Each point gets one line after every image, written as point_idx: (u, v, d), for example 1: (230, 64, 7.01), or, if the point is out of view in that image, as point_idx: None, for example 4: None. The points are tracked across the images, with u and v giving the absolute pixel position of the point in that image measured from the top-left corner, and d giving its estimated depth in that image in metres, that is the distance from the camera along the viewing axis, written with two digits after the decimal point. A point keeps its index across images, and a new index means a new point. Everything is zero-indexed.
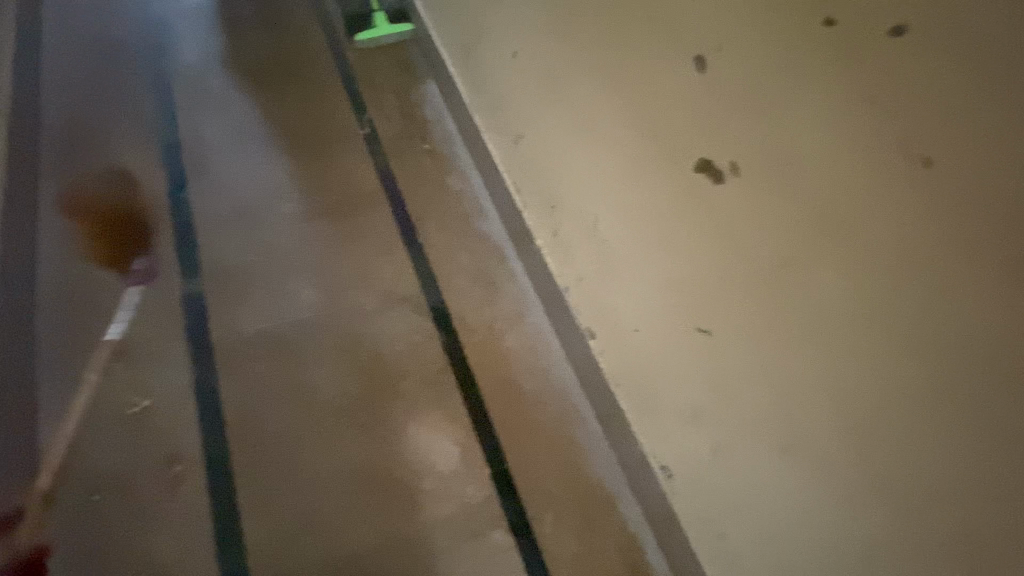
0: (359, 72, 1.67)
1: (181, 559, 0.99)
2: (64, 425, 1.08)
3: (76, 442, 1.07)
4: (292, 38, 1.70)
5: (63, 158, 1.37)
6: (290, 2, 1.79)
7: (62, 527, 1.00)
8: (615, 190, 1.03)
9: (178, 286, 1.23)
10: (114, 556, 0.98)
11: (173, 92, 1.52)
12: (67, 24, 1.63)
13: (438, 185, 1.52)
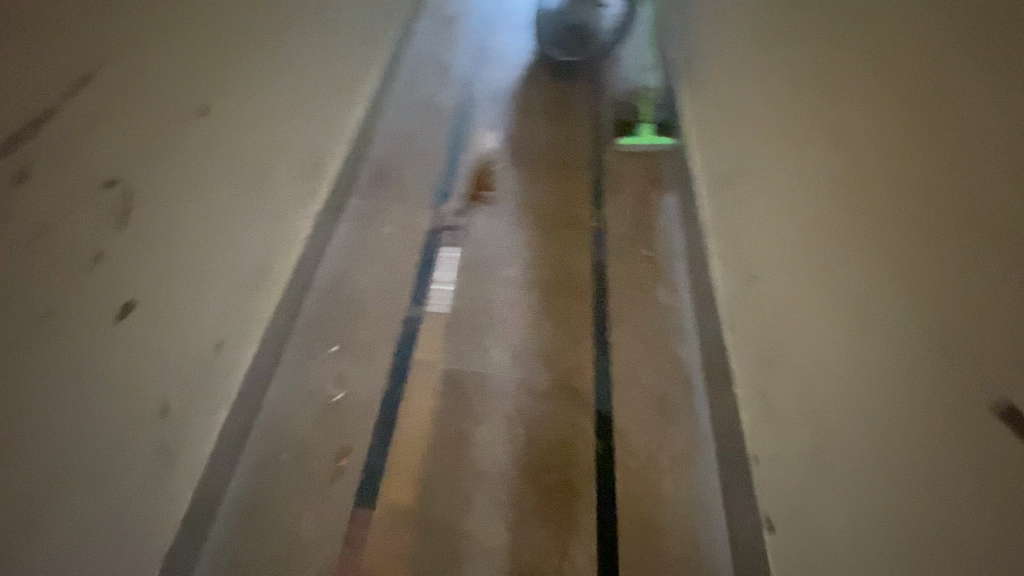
0: (612, 171, 1.80)
1: (311, 547, 1.08)
2: (287, 386, 1.29)
3: (288, 403, 1.26)
4: (564, 130, 1.92)
5: (373, 179, 1.73)
6: (575, 100, 2.04)
7: (248, 470, 1.16)
8: (842, 378, 0.81)
9: (405, 310, 1.44)
10: (270, 515, 1.11)
11: (460, 154, 1.83)
12: (414, 76, 2.06)
13: (648, 293, 1.50)
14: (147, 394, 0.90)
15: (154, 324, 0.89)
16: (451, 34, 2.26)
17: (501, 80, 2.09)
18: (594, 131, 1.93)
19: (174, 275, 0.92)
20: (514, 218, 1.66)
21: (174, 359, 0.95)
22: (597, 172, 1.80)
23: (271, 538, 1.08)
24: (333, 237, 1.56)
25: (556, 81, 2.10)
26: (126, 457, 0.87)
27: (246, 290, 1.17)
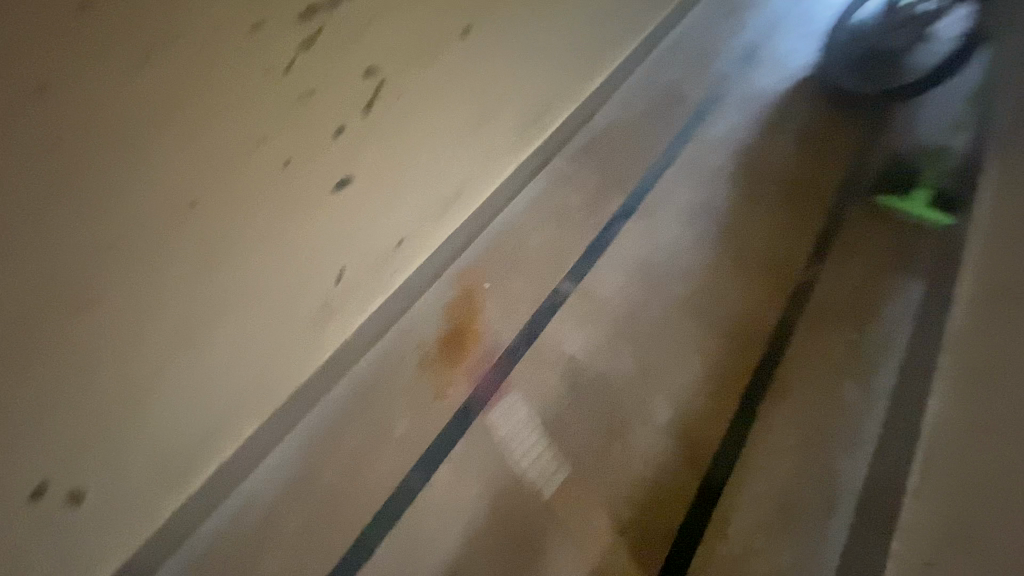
0: (849, 230, 1.51)
1: (388, 454, 1.12)
2: (426, 304, 1.31)
3: (421, 318, 1.28)
4: (811, 166, 1.66)
5: (587, 145, 1.62)
6: (836, 136, 1.73)
7: (367, 362, 1.22)
8: None
9: (560, 280, 1.37)
10: (367, 409, 1.16)
11: (683, 150, 1.67)
12: (670, 52, 1.88)
13: (829, 380, 1.25)
14: (326, 260, 1.00)
15: (362, 203, 1.01)
16: (731, 21, 2.02)
17: (763, 87, 1.85)
18: (850, 178, 1.63)
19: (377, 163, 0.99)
20: (710, 237, 1.49)
21: (358, 239, 1.05)
22: (830, 225, 1.53)
23: (360, 427, 1.14)
24: (528, 184, 1.51)
25: (827, 109, 1.80)
26: (298, 301, 0.99)
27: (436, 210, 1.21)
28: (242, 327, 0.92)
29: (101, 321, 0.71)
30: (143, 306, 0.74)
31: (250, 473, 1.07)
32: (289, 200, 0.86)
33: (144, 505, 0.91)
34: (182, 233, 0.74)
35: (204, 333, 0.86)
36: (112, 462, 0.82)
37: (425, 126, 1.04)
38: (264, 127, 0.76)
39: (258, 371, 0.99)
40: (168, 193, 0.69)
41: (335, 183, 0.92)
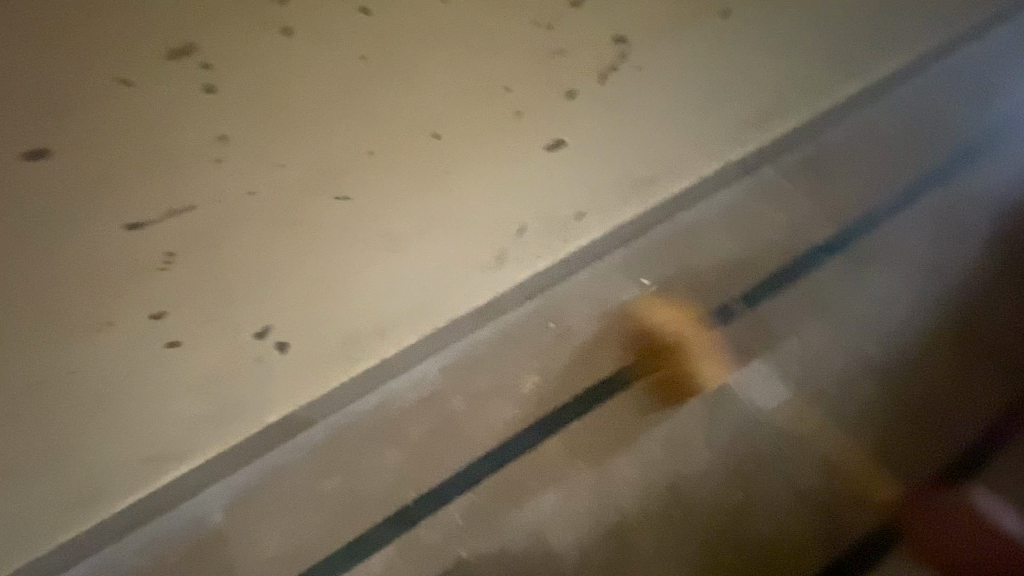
0: None
1: (512, 405, 1.16)
2: (582, 280, 1.29)
3: (575, 292, 1.28)
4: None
5: (810, 159, 1.41)
6: None
7: (514, 317, 1.25)
8: None
9: (729, 297, 1.26)
10: (502, 358, 1.21)
11: (932, 193, 1.38)
12: (955, 70, 1.53)
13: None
14: (513, 213, 0.95)
15: (571, 169, 0.96)
16: None
17: None
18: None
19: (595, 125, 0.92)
20: (935, 306, 1.23)
21: (552, 200, 0.99)
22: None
23: (492, 372, 1.20)
24: (729, 186, 1.37)
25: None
26: (473, 250, 0.98)
27: (627, 188, 1.09)
28: (428, 257, 0.92)
29: (344, 210, 0.77)
30: (366, 222, 0.81)
31: (399, 376, 1.18)
32: (514, 143, 0.86)
33: (318, 376, 0.99)
34: (422, 160, 0.79)
35: (399, 250, 0.88)
36: (314, 329, 0.90)
37: (655, 103, 0.96)
38: (507, 80, 0.79)
39: (425, 296, 0.99)
40: (419, 116, 0.75)
41: (548, 141, 0.89)
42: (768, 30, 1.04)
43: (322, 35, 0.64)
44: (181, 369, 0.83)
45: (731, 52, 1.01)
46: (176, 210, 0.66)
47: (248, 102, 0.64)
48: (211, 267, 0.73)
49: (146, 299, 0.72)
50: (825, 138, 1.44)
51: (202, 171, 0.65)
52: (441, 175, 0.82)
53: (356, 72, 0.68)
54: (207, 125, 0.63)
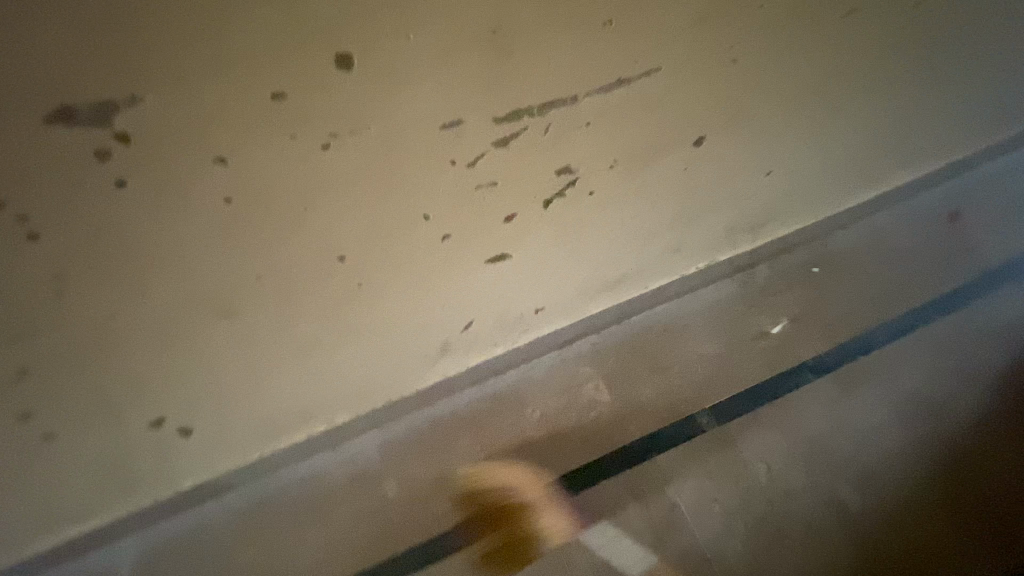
0: None
1: (446, 498, 1.09)
2: (544, 365, 1.22)
3: (534, 378, 1.21)
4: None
5: (808, 264, 1.32)
6: None
7: (469, 396, 1.18)
8: None
9: (698, 409, 1.17)
10: (446, 443, 1.14)
11: (944, 317, 1.25)
12: (989, 184, 1.40)
13: None
14: (455, 312, 0.89)
15: (526, 274, 0.89)
16: None
17: None
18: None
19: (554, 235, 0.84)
20: (931, 452, 1.10)
21: (498, 300, 0.92)
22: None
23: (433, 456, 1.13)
24: (712, 284, 1.30)
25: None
26: (415, 342, 0.92)
27: (592, 289, 1.03)
28: (357, 352, 0.87)
29: (261, 317, 0.74)
30: (287, 320, 0.76)
31: (337, 446, 1.12)
32: (450, 253, 0.78)
33: (231, 454, 0.94)
34: (332, 277, 0.74)
35: (329, 348, 0.83)
36: (224, 417, 0.86)
37: (627, 219, 0.89)
38: (426, 209, 0.71)
39: (350, 386, 0.93)
40: (316, 247, 0.69)
41: (489, 256, 0.82)
42: (775, 149, 0.93)
43: (167, 184, 0.57)
44: (69, 459, 0.79)
45: (733, 168, 0.91)
46: (16, 339, 0.62)
47: (92, 246, 0.58)
48: (85, 375, 0.70)
49: (15, 403, 0.69)
50: (825, 244, 1.34)
51: (44, 307, 0.61)
52: (352, 289, 0.76)
53: (268, 204, 0.63)
54: (39, 268, 0.57)
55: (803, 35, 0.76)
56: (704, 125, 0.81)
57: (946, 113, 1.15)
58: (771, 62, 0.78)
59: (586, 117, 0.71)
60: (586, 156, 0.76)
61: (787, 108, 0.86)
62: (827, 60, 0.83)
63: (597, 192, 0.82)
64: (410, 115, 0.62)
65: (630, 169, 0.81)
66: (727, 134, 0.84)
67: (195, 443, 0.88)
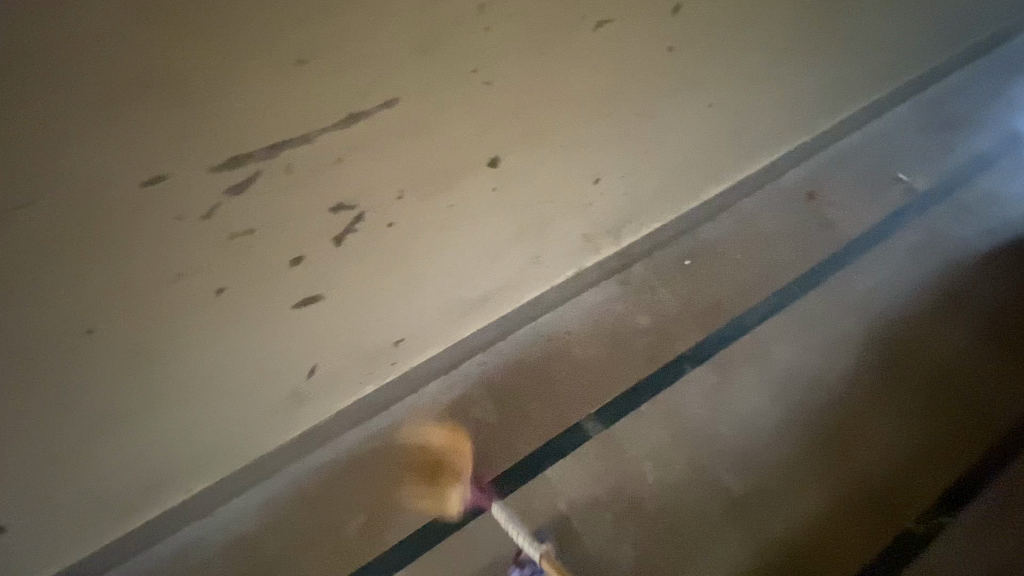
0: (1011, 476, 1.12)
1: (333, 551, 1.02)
2: (431, 392, 1.18)
3: (421, 407, 1.17)
4: (984, 373, 1.24)
5: (682, 258, 1.38)
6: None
7: (358, 437, 1.13)
8: None
9: (585, 416, 1.17)
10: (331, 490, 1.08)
11: (808, 294, 1.33)
12: (837, 163, 1.51)
13: None
14: (297, 356, 0.85)
15: (362, 310, 0.86)
16: (938, 144, 1.56)
17: (952, 243, 1.41)
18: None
19: (378, 274, 0.82)
20: (801, 424, 1.17)
21: (342, 336, 0.87)
22: (980, 465, 1.13)
23: (315, 509, 1.05)
24: (594, 288, 1.32)
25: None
26: (263, 394, 0.88)
27: (457, 309, 1.01)
28: (194, 415, 0.83)
29: (31, 397, 0.66)
30: (62, 395, 0.68)
31: (207, 514, 1.02)
32: (243, 300, 0.72)
33: (79, 537, 0.87)
34: (105, 350, 0.67)
35: (149, 416, 0.78)
36: (37, 513, 0.79)
37: (464, 241, 0.88)
38: (179, 267, 0.64)
39: (199, 452, 0.90)
40: (59, 323, 0.61)
41: (298, 301, 0.77)
42: (611, 152, 0.94)
43: None
44: None
45: (566, 174, 0.91)
46: None
47: None
48: None
49: None
50: (697, 236, 1.41)
51: None
52: (134, 357, 0.70)
53: None
54: None
55: (591, 41, 0.78)
56: (511, 136, 0.79)
57: (780, 100, 1.22)
58: (566, 67, 0.78)
59: (340, 152, 0.66)
60: (374, 191, 0.71)
61: (600, 110, 0.87)
62: (624, 61, 0.84)
63: (404, 219, 0.77)
64: (109, 172, 0.54)
65: (439, 192, 0.77)
66: (546, 143, 0.84)
67: (10, 540, 0.79)
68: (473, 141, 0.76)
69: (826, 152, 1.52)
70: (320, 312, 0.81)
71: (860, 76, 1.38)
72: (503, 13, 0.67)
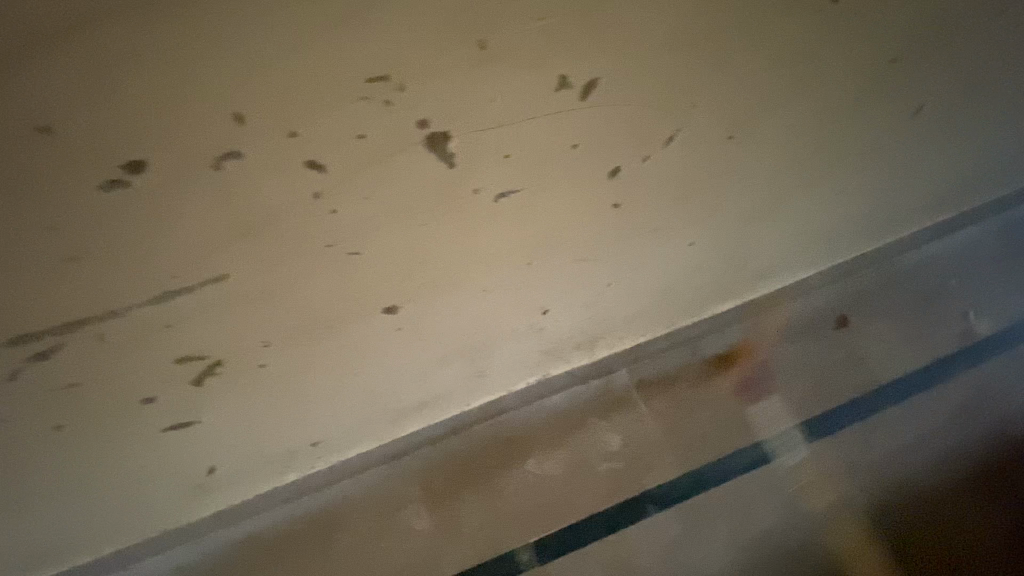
0: None
1: None
2: (367, 480, 1.09)
3: (351, 496, 1.08)
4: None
5: (674, 373, 1.21)
6: None
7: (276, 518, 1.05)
8: None
9: (523, 543, 1.06)
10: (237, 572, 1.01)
11: (814, 445, 1.13)
12: (885, 287, 1.29)
13: None
14: (188, 459, 0.80)
15: (264, 423, 0.80)
16: (1013, 278, 1.31)
17: (1015, 406, 1.17)
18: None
19: (277, 391, 0.76)
20: None
21: (241, 444, 0.82)
22: None
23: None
24: (566, 391, 1.19)
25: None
26: (150, 490, 0.84)
27: (385, 415, 0.94)
28: (70, 509, 0.80)
29: None
30: None
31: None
32: (100, 419, 0.68)
33: None
34: None
35: (24, 512, 0.77)
36: None
37: (383, 361, 0.79)
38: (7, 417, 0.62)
39: (84, 533, 0.87)
40: None
41: (169, 425, 0.73)
42: (571, 279, 0.82)
43: None
44: None
45: (512, 300, 0.80)
46: None
47: None
48: None
49: None
50: (699, 347, 1.23)
51: None
52: None
53: None
54: None
55: (496, 204, 0.63)
56: (417, 283, 0.68)
57: (813, 227, 1.01)
58: (485, 223, 0.65)
59: (169, 318, 0.60)
60: (245, 333, 0.65)
61: (552, 248, 0.73)
62: (554, 220, 0.69)
63: (294, 351, 0.71)
64: None
65: (330, 331, 0.70)
66: (470, 282, 0.72)
67: None
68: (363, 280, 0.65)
69: (873, 271, 1.30)
70: (210, 425, 0.76)
71: (921, 200, 1.14)
72: (347, 194, 0.55)
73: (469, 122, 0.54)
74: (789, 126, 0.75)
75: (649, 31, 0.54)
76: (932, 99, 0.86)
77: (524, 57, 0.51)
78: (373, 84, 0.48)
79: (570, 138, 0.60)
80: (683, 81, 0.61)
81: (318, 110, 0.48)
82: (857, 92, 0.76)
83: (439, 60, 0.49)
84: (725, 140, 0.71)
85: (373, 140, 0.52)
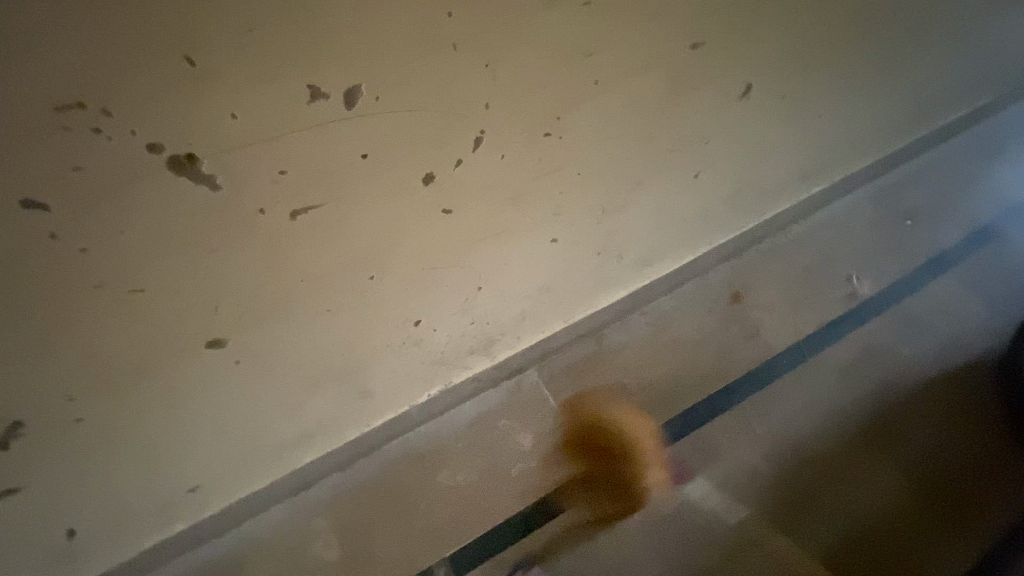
0: None
1: None
2: (269, 518, 1.04)
3: (250, 537, 1.02)
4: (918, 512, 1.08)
5: (579, 366, 1.22)
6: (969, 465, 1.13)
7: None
8: None
9: (438, 558, 1.03)
10: None
11: (713, 420, 1.17)
12: (774, 259, 1.34)
13: None
14: (31, 524, 0.74)
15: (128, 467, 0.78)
16: (889, 239, 1.39)
17: (895, 359, 1.24)
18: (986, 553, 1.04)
19: (120, 438, 0.71)
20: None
21: (93, 498, 0.76)
22: None
23: None
24: (475, 398, 1.18)
25: (990, 424, 1.18)
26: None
27: (271, 448, 0.90)
28: None
29: None
30: None
31: None
32: None
33: None
34: None
35: None
36: None
37: (244, 390, 0.77)
38: None
39: None
40: None
41: None
42: (433, 287, 0.81)
43: None
44: None
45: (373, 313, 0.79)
46: None
47: None
48: None
49: None
50: (602, 338, 1.24)
51: None
52: None
53: None
54: None
55: (292, 221, 0.61)
56: (243, 308, 0.66)
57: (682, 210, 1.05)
58: (301, 241, 0.63)
59: None
60: (50, 383, 0.60)
61: (394, 257, 0.72)
62: (375, 231, 0.68)
63: (124, 394, 0.67)
64: None
65: (158, 368, 0.66)
66: (309, 301, 0.70)
67: None
68: (172, 313, 0.62)
69: (762, 245, 1.36)
70: (46, 485, 0.70)
71: (787, 174, 1.19)
72: (93, 229, 0.51)
73: (218, 140, 0.51)
74: (613, 115, 0.76)
75: (400, 31, 0.53)
76: (759, 78, 0.90)
77: (257, 70, 0.49)
78: (72, 111, 0.44)
79: (358, 146, 0.59)
80: (465, 78, 0.60)
81: (20, 146, 0.44)
82: (678, 75, 0.78)
83: (150, 77, 0.45)
84: (542, 135, 0.72)
85: (100, 171, 0.48)
